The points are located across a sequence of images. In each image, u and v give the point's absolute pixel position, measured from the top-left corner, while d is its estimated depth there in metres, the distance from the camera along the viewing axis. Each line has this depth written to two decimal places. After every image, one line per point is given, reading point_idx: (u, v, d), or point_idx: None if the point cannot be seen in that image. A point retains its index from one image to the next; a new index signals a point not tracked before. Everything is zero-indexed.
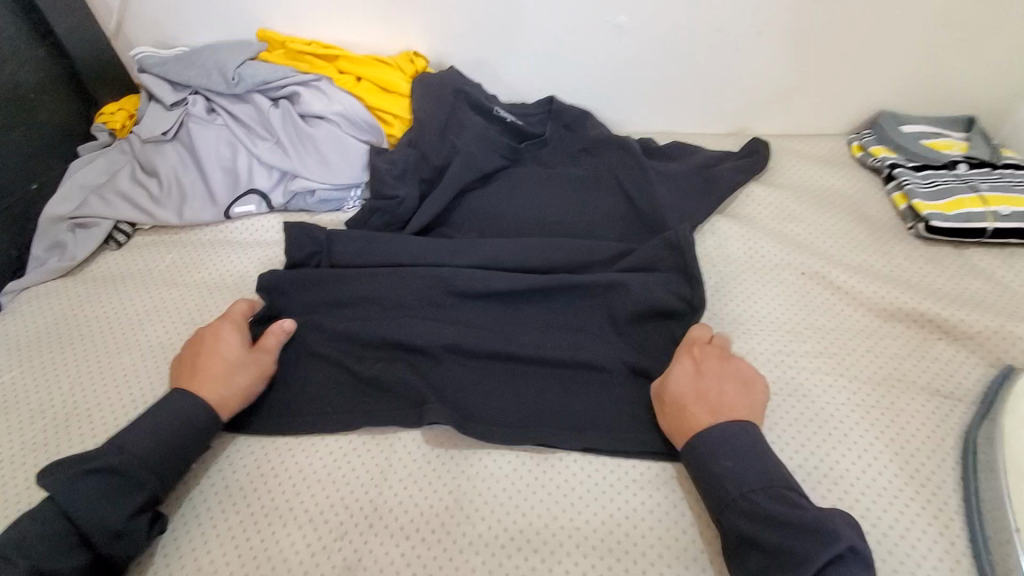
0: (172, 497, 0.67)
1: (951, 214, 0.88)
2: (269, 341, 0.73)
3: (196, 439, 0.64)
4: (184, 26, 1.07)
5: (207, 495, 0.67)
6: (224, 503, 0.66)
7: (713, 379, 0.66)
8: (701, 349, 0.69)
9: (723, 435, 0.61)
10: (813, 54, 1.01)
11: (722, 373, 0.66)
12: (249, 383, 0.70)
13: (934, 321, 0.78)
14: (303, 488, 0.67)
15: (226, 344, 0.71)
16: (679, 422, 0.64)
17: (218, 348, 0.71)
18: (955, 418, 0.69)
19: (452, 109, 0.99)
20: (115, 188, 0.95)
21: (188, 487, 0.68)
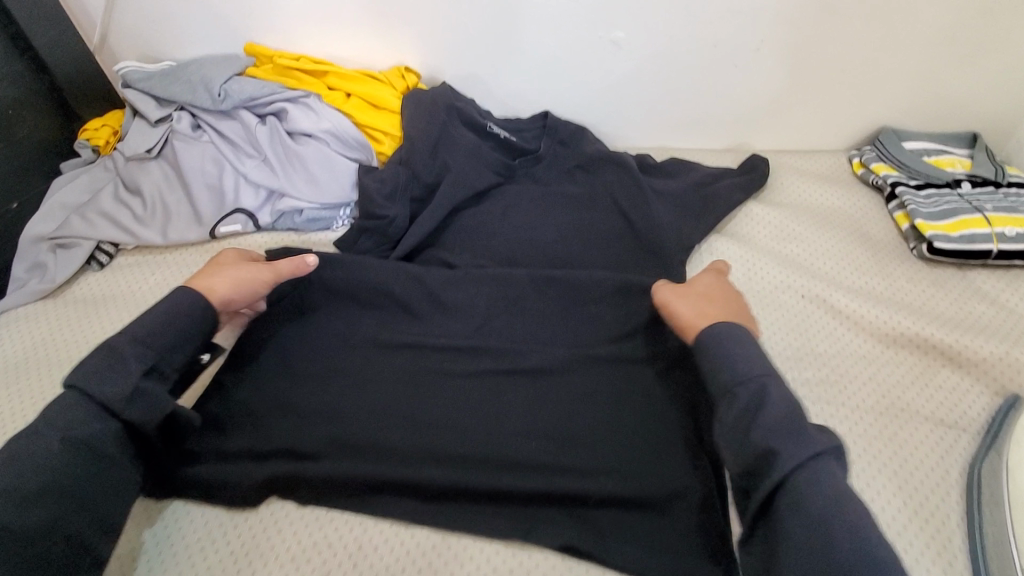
0: (151, 535, 0.65)
1: (954, 235, 0.86)
2: (284, 265, 0.76)
3: (197, 320, 0.65)
4: (170, 40, 1.05)
5: (186, 531, 0.65)
6: (205, 541, 0.65)
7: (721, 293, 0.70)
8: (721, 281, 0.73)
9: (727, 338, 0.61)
10: (813, 69, 0.99)
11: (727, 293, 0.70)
12: (244, 282, 0.72)
13: (939, 347, 0.76)
14: (285, 526, 0.66)
15: (230, 259, 0.76)
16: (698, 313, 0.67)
17: (224, 259, 0.76)
18: (960, 450, 0.67)
19: (444, 125, 0.96)
20: (98, 207, 0.93)
21: (167, 523, 0.66)
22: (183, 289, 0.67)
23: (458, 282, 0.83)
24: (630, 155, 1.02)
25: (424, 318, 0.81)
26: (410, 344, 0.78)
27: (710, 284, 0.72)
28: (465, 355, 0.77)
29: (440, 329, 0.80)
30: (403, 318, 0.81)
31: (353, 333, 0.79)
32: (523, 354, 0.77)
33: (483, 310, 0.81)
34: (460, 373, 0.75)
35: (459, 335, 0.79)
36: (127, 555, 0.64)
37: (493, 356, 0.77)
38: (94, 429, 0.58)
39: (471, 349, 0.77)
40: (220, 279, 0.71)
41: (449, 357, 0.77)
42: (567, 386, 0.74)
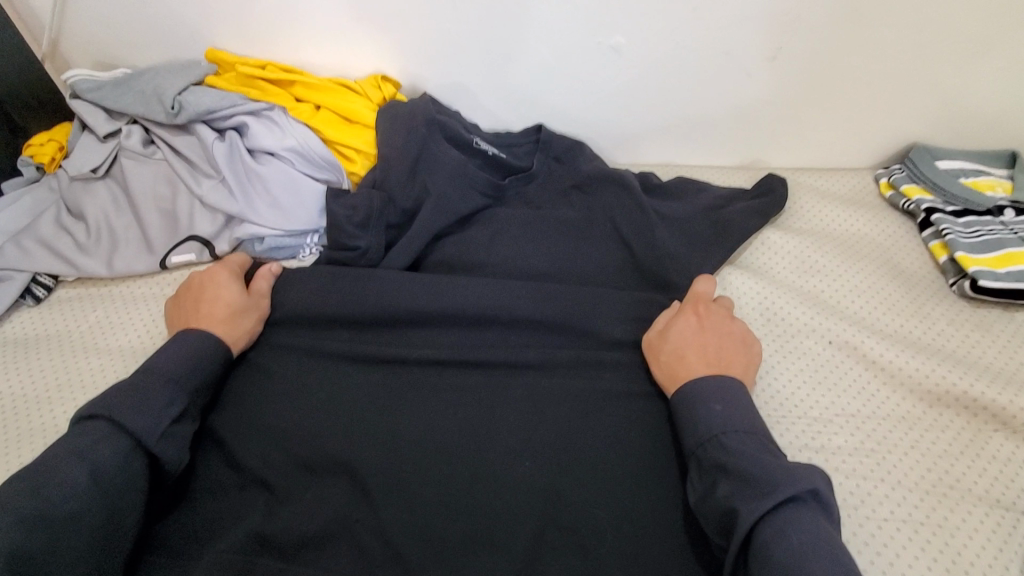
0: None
1: (1000, 270, 0.76)
2: (262, 284, 0.77)
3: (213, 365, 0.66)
4: (125, 45, 0.96)
5: None
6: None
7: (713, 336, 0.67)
8: (706, 304, 0.71)
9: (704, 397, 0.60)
10: (838, 79, 0.89)
11: (719, 331, 0.68)
12: (252, 324, 0.73)
13: (988, 408, 0.65)
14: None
15: (232, 290, 0.73)
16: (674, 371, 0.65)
17: (222, 288, 0.73)
18: (1021, 538, 0.57)
19: (425, 142, 0.85)
20: (36, 234, 0.83)
21: None
22: (198, 341, 0.67)
23: (442, 320, 0.75)
24: (632, 175, 0.92)
25: (398, 367, 0.71)
26: (381, 398, 0.68)
27: (693, 326, 0.68)
28: (443, 412, 0.67)
29: (414, 381, 0.70)
30: (373, 366, 0.71)
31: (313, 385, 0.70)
32: (508, 412, 0.67)
33: (464, 357, 0.71)
34: (436, 434, 0.65)
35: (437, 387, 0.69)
36: None
37: (473, 414, 0.67)
38: (110, 455, 0.55)
39: (449, 406, 0.68)
40: (240, 330, 0.72)
41: (423, 414, 0.67)
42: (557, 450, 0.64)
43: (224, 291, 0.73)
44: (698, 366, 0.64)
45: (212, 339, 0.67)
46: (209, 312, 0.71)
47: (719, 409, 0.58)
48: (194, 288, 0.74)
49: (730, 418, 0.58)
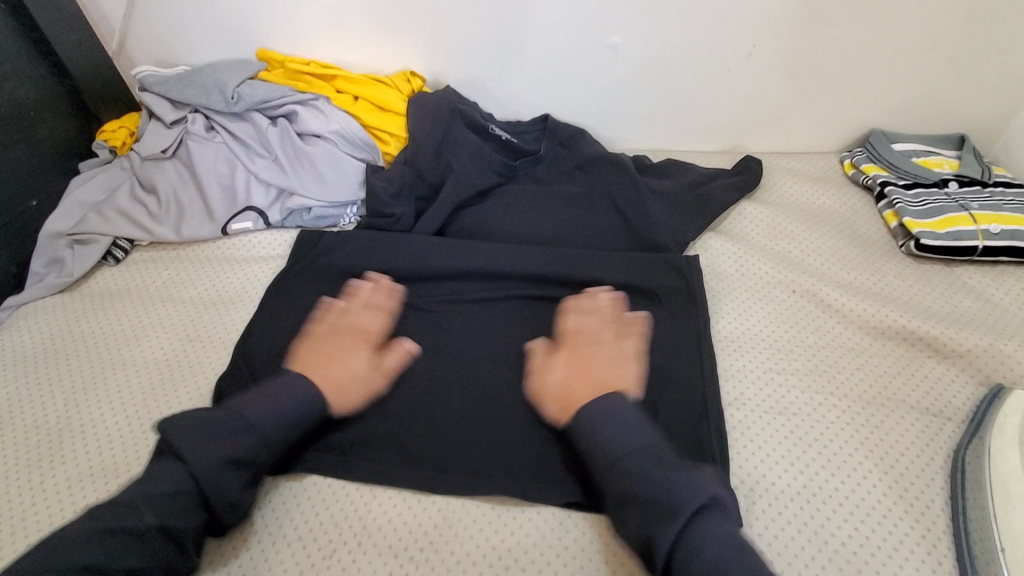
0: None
1: (941, 232, 0.89)
2: (392, 361, 0.75)
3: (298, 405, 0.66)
4: (186, 45, 1.10)
5: None
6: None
7: (587, 365, 0.71)
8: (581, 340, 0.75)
9: (603, 410, 0.64)
10: (806, 73, 1.03)
11: (592, 359, 0.72)
12: (359, 394, 0.71)
13: (924, 339, 0.78)
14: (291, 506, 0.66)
15: (362, 357, 0.74)
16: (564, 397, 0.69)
17: (349, 359, 0.73)
18: (944, 438, 0.69)
19: (448, 127, 1.00)
20: (114, 205, 0.96)
21: None
22: (286, 388, 0.67)
23: (461, 273, 0.87)
24: (627, 156, 1.06)
25: (425, 311, 0.83)
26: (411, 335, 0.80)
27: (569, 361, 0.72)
28: (467, 344, 0.79)
29: (440, 322, 0.82)
30: (406, 311, 0.84)
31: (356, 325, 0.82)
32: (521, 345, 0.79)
33: (483, 303, 0.84)
34: (462, 362, 0.77)
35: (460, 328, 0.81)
36: None
37: (492, 347, 0.79)
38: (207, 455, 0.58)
39: (472, 341, 0.80)
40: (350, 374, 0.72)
41: (449, 347, 0.79)
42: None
43: (362, 319, 0.79)
44: (588, 390, 0.68)
45: (309, 394, 0.67)
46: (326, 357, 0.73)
47: (610, 430, 0.62)
48: (347, 329, 0.77)
49: (627, 441, 0.61)
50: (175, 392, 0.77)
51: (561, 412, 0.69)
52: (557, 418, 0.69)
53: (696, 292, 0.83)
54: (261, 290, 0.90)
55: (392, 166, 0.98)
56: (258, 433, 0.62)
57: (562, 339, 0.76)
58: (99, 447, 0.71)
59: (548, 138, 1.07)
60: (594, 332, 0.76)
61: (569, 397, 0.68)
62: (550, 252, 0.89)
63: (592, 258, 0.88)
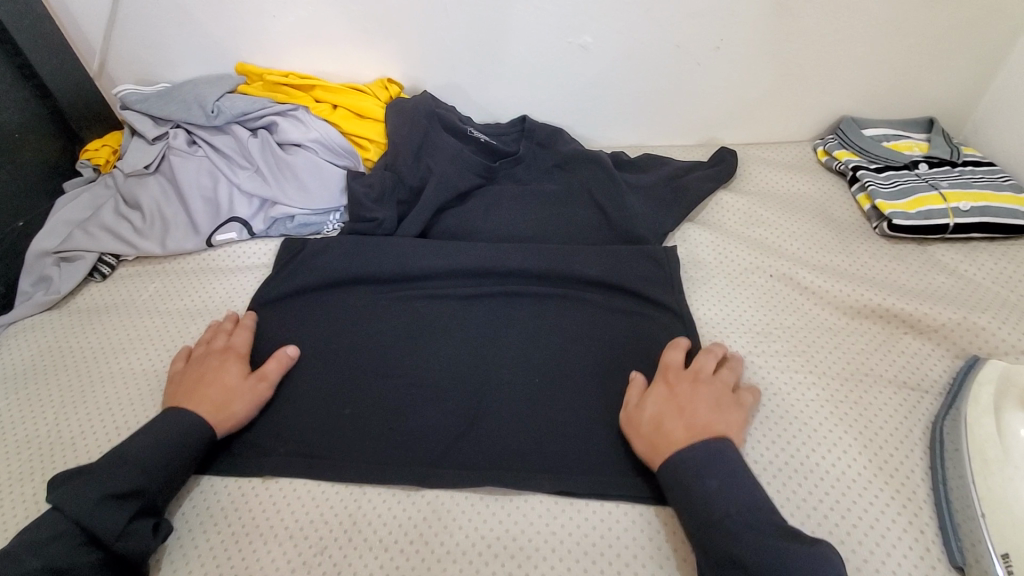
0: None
1: (912, 212, 0.91)
2: (272, 367, 0.74)
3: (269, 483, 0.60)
4: (167, 63, 1.12)
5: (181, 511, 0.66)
6: (198, 529, 0.65)
7: (687, 400, 0.65)
8: (678, 374, 0.69)
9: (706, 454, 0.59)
10: (775, 64, 1.05)
11: (696, 394, 0.66)
12: (244, 408, 0.70)
13: (899, 316, 0.80)
14: (282, 506, 0.66)
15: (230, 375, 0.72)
16: (658, 432, 0.63)
17: (221, 375, 0.71)
18: (922, 410, 0.71)
19: (426, 131, 1.01)
20: (99, 221, 0.97)
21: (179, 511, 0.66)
22: (176, 419, 0.66)
23: (444, 271, 0.88)
24: (605, 153, 1.07)
25: (407, 311, 0.84)
26: (395, 334, 0.81)
27: (668, 395, 0.67)
28: (450, 340, 0.80)
29: (423, 322, 0.83)
30: (388, 313, 0.84)
31: (338, 327, 0.83)
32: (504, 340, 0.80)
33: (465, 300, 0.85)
34: (447, 358, 0.78)
35: (443, 326, 0.82)
36: None
37: (476, 342, 0.80)
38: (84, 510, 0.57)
39: (456, 338, 0.80)
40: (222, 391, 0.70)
41: (434, 344, 0.80)
42: (549, 364, 0.77)
43: (235, 341, 0.79)
44: (678, 429, 0.62)
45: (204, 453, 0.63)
46: (192, 390, 0.70)
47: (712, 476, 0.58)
48: (213, 353, 0.75)
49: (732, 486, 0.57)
50: (164, 401, 0.77)
51: (649, 451, 0.63)
52: (646, 458, 0.63)
53: (672, 282, 0.85)
54: (248, 299, 0.91)
55: (373, 171, 1.00)
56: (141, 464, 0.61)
57: (663, 369, 0.71)
58: (90, 458, 0.72)
59: (526, 139, 1.09)
60: (701, 366, 0.70)
61: (664, 433, 0.63)
62: (532, 248, 0.90)
63: (573, 252, 0.89)
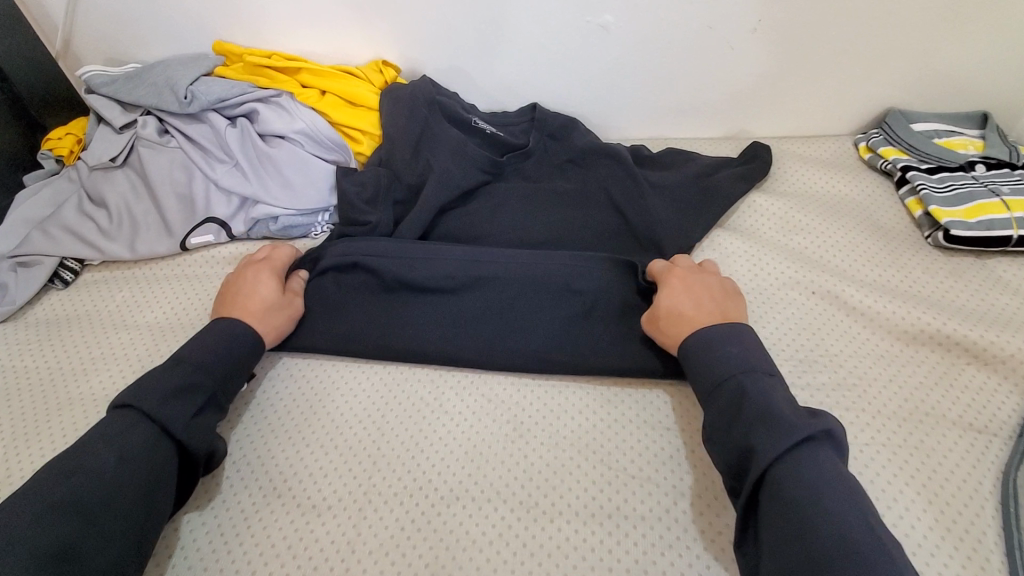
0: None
1: (971, 221, 0.81)
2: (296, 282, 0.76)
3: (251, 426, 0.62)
4: (137, 41, 1.00)
5: (143, 567, 0.57)
6: None
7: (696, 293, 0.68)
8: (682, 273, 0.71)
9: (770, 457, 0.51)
10: (815, 49, 0.94)
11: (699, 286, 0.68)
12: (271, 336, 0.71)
13: (961, 344, 0.71)
14: (251, 547, 0.58)
15: (279, 316, 0.72)
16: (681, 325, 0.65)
17: (274, 315, 0.71)
18: (991, 457, 0.62)
19: (426, 121, 0.90)
20: (61, 221, 0.87)
21: (143, 570, 0.57)
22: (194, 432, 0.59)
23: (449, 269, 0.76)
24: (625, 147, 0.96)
25: (409, 319, 0.75)
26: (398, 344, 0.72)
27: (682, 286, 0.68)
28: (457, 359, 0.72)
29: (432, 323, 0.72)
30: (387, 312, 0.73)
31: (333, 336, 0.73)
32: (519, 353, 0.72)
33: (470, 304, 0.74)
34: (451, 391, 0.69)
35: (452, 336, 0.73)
36: None
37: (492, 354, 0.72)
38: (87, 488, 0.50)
39: (465, 353, 0.72)
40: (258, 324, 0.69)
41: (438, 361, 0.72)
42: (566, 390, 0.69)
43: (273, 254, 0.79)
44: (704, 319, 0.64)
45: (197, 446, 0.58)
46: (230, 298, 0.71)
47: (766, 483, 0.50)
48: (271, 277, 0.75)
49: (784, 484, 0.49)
50: None
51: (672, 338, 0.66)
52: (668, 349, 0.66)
53: None
54: None
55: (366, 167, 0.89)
56: (195, 362, 0.61)
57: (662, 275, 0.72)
58: None
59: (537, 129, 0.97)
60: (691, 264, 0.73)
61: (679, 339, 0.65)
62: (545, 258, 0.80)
63: None
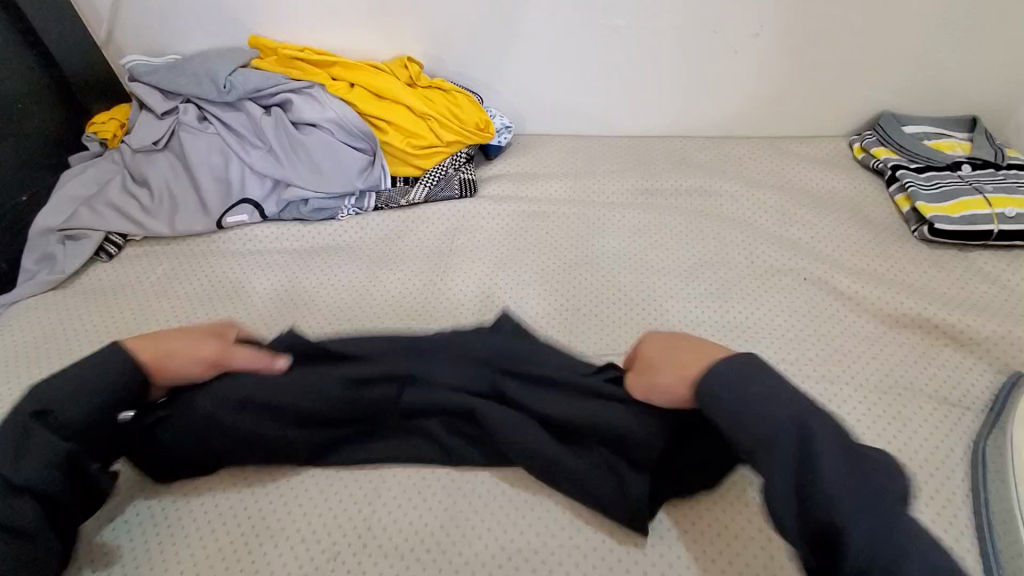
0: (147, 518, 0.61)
1: (955, 216, 0.87)
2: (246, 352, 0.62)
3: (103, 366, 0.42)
4: (177, 33, 1.07)
5: (192, 497, 0.63)
6: (208, 511, 0.62)
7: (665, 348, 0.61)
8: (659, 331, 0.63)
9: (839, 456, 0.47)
10: (813, 55, 1.00)
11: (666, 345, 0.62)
12: (181, 364, 0.60)
13: (939, 326, 0.77)
14: (288, 493, 0.63)
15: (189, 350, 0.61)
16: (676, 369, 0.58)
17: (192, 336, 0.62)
18: (963, 427, 0.67)
19: (458, 219, 0.96)
20: (106, 199, 0.94)
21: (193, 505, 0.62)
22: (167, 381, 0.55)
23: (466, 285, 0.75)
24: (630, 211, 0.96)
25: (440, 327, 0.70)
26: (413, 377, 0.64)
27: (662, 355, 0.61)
28: (425, 442, 0.65)
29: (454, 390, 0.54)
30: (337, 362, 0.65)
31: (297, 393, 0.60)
32: None
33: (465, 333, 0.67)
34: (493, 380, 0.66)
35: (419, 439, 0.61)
36: (159, 534, 0.60)
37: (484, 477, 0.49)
38: None
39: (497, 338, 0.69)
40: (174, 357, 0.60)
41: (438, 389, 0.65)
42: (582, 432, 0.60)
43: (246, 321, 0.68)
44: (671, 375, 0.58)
45: None
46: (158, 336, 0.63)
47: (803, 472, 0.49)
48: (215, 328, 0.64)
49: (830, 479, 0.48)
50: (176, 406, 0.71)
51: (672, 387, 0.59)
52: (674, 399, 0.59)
53: (699, 291, 0.84)
54: (257, 285, 0.87)
55: (418, 208, 0.98)
56: None
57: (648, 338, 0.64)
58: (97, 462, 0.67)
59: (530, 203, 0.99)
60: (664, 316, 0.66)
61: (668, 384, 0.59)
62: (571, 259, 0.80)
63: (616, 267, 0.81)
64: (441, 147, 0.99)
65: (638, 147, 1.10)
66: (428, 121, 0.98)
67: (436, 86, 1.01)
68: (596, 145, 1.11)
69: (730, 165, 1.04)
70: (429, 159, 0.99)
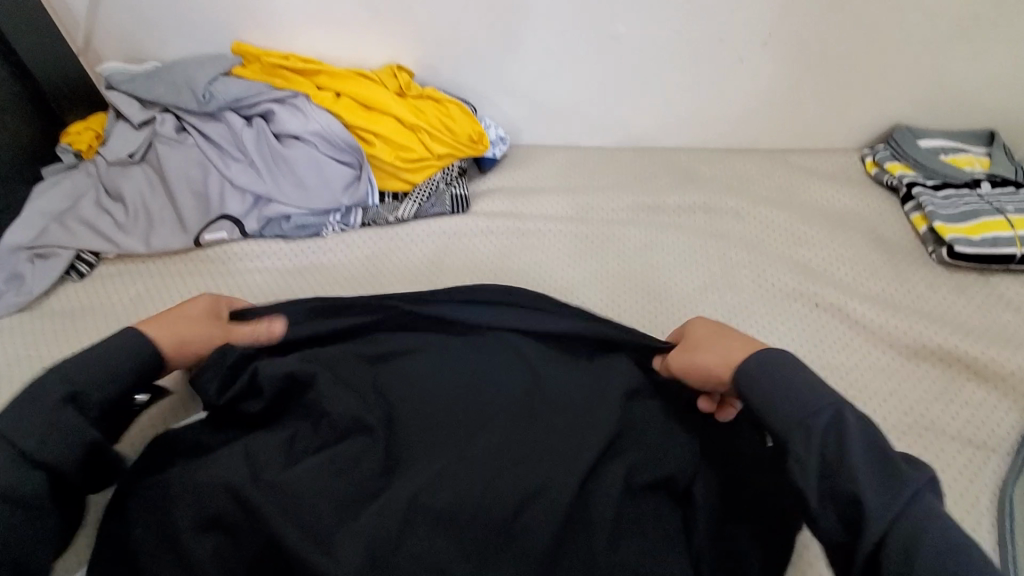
0: None
1: (975, 238, 0.82)
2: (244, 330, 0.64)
3: None
4: (157, 39, 1.02)
5: None
6: None
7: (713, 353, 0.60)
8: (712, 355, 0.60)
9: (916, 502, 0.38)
10: (825, 65, 0.95)
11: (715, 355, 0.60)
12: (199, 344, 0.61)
13: (961, 359, 0.72)
14: None
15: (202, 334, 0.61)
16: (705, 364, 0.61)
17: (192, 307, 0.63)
18: (989, 472, 0.62)
19: (451, 237, 0.91)
20: (78, 215, 0.89)
21: None
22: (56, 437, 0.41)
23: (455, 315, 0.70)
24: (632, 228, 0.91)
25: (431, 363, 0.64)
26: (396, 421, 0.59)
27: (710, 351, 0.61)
28: None
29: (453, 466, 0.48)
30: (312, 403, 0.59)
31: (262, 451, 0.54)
32: None
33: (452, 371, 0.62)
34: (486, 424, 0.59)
35: (393, 504, 0.51)
36: None
37: None
38: None
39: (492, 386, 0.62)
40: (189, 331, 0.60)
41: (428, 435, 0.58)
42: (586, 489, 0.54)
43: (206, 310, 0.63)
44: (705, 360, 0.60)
45: None
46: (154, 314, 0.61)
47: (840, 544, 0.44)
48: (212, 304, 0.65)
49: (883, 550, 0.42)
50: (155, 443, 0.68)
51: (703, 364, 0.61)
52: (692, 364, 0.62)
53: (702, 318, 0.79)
54: None
55: (408, 227, 0.93)
56: None
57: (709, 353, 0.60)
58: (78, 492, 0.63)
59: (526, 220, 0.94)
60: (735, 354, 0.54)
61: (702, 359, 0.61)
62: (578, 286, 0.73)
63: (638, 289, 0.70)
64: (433, 161, 0.94)
65: (639, 159, 1.05)
66: (419, 133, 0.93)
67: (428, 95, 0.97)
68: (595, 158, 1.06)
69: (737, 180, 0.99)
70: (421, 173, 0.94)
